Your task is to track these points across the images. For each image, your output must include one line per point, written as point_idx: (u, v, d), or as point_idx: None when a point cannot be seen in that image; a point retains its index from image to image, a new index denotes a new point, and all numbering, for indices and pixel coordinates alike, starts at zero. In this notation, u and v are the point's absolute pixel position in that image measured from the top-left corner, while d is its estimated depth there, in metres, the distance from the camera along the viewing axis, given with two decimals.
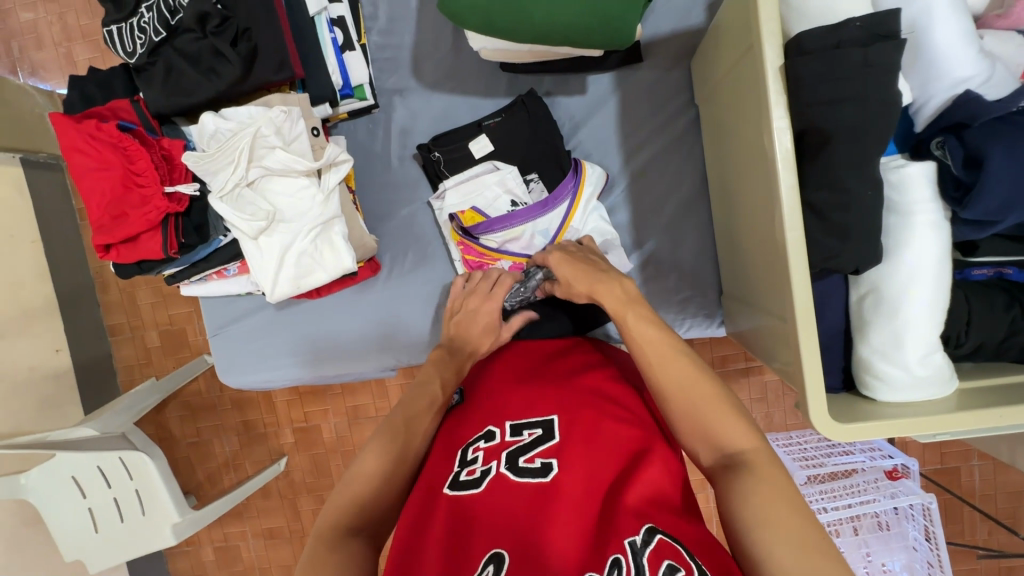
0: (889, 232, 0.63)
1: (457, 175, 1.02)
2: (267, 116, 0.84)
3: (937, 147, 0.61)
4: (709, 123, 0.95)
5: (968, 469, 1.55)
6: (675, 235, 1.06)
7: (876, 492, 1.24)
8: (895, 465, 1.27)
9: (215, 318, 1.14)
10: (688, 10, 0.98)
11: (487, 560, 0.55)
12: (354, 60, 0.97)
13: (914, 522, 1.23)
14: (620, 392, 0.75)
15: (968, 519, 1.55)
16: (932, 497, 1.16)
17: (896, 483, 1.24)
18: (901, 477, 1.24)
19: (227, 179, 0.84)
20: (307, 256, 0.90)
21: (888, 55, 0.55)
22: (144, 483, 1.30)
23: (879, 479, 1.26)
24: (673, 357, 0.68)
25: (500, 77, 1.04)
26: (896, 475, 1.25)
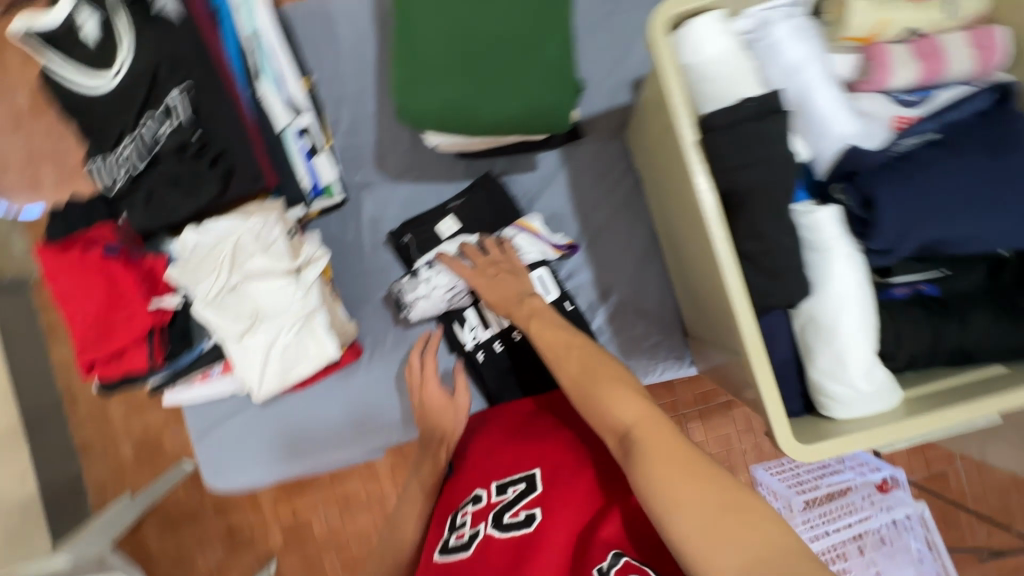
0: (812, 265, 0.72)
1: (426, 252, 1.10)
2: (245, 226, 0.89)
3: (838, 192, 0.72)
4: (649, 184, 1.06)
5: (955, 470, 1.61)
6: (636, 286, 1.14)
7: (872, 508, 1.28)
8: (884, 478, 1.33)
9: (198, 421, 1.14)
10: (616, 91, 1.12)
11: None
12: (321, 164, 1.05)
13: (913, 532, 1.25)
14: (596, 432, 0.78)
15: (964, 522, 1.59)
16: (923, 504, 1.24)
17: (888, 495, 1.30)
18: (891, 488, 1.30)
19: (211, 287, 0.88)
20: (292, 349, 0.94)
21: (779, 125, 0.66)
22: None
23: (872, 494, 1.30)
24: (586, 365, 0.75)
25: (458, 162, 1.14)
26: (886, 487, 1.31)
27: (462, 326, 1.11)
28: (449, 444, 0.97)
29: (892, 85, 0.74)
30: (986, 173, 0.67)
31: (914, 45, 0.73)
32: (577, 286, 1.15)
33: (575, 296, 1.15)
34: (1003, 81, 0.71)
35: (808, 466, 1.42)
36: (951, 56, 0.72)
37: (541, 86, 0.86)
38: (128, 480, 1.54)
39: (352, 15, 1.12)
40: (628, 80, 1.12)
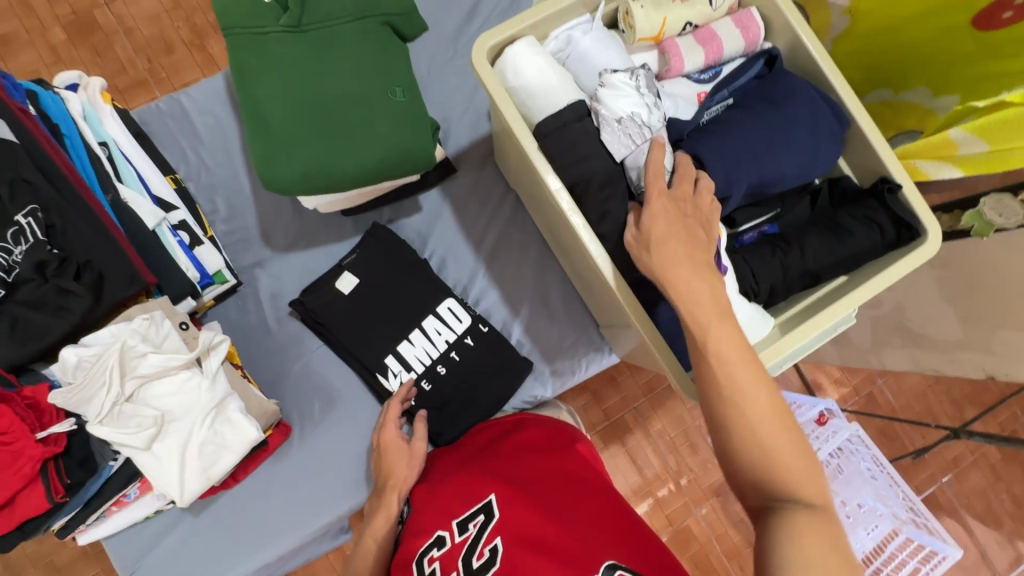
0: None
1: None
2: (130, 329, 0.85)
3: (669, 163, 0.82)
4: (526, 198, 1.14)
5: (878, 388, 1.76)
6: (542, 293, 1.21)
7: (819, 444, 1.39)
8: (820, 411, 1.42)
9: (124, 556, 1.04)
10: (475, 124, 1.21)
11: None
12: (205, 253, 1.05)
13: (859, 454, 1.37)
14: (550, 461, 0.87)
15: (895, 431, 1.74)
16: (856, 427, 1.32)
17: (827, 426, 1.39)
18: (828, 420, 1.39)
19: (102, 401, 0.83)
20: (209, 443, 0.90)
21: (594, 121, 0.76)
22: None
23: (814, 430, 1.41)
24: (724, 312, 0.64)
25: (346, 221, 1.18)
26: (824, 419, 1.40)
27: (386, 374, 1.11)
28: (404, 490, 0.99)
29: (687, 69, 0.88)
30: (773, 119, 0.80)
31: (695, 34, 0.87)
32: (488, 308, 1.19)
33: (488, 317, 1.19)
34: (768, 48, 0.85)
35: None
36: (725, 36, 0.86)
37: (397, 130, 0.92)
38: None
39: (207, 108, 1.16)
40: (484, 113, 1.22)
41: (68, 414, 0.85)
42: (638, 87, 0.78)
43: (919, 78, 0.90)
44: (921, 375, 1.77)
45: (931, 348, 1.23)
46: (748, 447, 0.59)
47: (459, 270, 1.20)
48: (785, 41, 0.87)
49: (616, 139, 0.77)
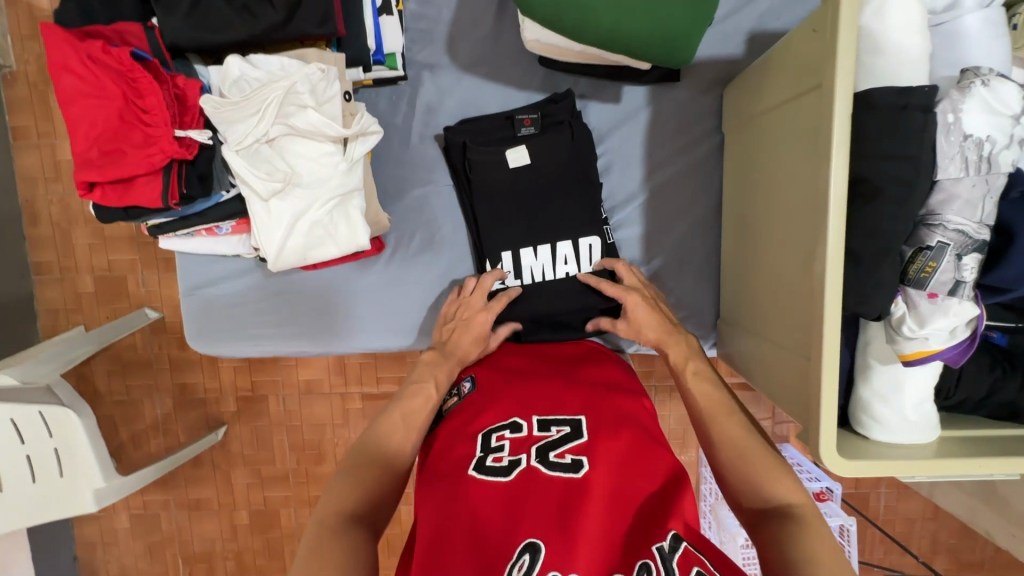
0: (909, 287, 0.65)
1: (233, 77, 0.76)
2: (302, 72, 0.76)
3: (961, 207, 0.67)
4: (735, 152, 0.98)
5: (876, 495, 1.70)
6: (682, 254, 1.08)
7: None
8: (821, 487, 1.40)
9: (190, 276, 1.05)
10: (729, 39, 1.00)
11: (522, 549, 0.62)
12: (390, 26, 0.92)
13: (828, 538, 1.38)
14: (647, 414, 0.80)
15: (870, 539, 1.72)
16: (851, 519, 1.31)
17: (821, 503, 1.38)
18: (825, 499, 1.38)
19: (246, 133, 0.77)
20: (320, 227, 0.84)
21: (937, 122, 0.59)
22: (68, 443, 1.12)
23: None
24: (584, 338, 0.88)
25: (536, 71, 1.02)
26: (823, 497, 1.38)
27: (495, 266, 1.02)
28: (463, 363, 0.95)
29: None
30: None
31: None
32: (623, 240, 1.08)
33: (619, 249, 1.08)
34: None
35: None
36: None
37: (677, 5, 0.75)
38: (83, 314, 1.55)
39: None
40: (744, 32, 1.00)
41: (207, 126, 0.78)
42: (1018, 113, 0.60)
43: None
44: (930, 504, 1.69)
45: (1008, 516, 1.15)
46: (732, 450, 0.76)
47: (618, 187, 1.07)
48: None
49: (948, 153, 0.60)
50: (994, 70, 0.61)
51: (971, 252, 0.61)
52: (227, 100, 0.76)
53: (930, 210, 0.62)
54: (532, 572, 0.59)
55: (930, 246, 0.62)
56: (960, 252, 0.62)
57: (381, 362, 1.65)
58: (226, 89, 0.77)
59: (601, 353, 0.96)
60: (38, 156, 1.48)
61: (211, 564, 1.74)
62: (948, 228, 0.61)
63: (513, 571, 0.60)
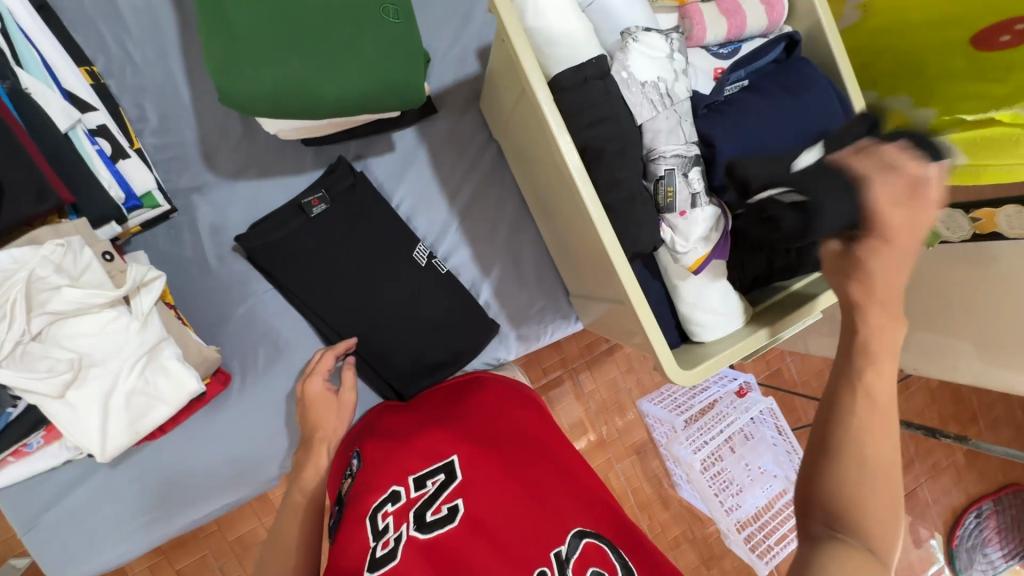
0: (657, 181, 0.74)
1: None
2: (39, 255, 0.71)
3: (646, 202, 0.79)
4: (510, 153, 1.07)
5: (785, 365, 1.91)
6: (514, 255, 1.16)
7: (735, 412, 1.48)
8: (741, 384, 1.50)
9: (23, 506, 0.92)
10: (462, 62, 1.10)
11: None
12: (131, 168, 0.88)
13: (767, 423, 1.49)
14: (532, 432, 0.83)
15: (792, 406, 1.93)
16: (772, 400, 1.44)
17: (746, 397, 1.49)
18: (747, 392, 1.48)
19: (0, 340, 0.69)
20: (138, 393, 0.79)
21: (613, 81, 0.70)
22: None
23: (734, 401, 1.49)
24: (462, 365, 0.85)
25: (305, 151, 1.04)
26: (743, 391, 1.50)
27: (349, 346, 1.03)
28: (348, 445, 0.94)
29: (707, 40, 0.83)
30: (790, 108, 0.78)
31: (719, 3, 0.82)
32: (458, 265, 1.13)
33: (458, 275, 1.13)
34: (791, 32, 0.81)
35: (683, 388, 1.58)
36: (748, 10, 0.82)
37: (387, 61, 0.81)
38: None
39: None
40: (472, 51, 1.10)
41: None
42: (670, 51, 0.72)
43: (904, 88, 0.96)
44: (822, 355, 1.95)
45: None
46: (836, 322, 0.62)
47: (430, 222, 1.11)
48: (804, 27, 0.84)
49: (637, 100, 0.71)
50: (640, 26, 0.73)
51: (692, 167, 0.73)
52: None
53: (649, 147, 0.73)
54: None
55: (662, 175, 0.73)
56: (685, 170, 0.72)
57: None
58: None
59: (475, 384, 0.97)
60: None
61: None
62: (666, 156, 0.72)
63: None
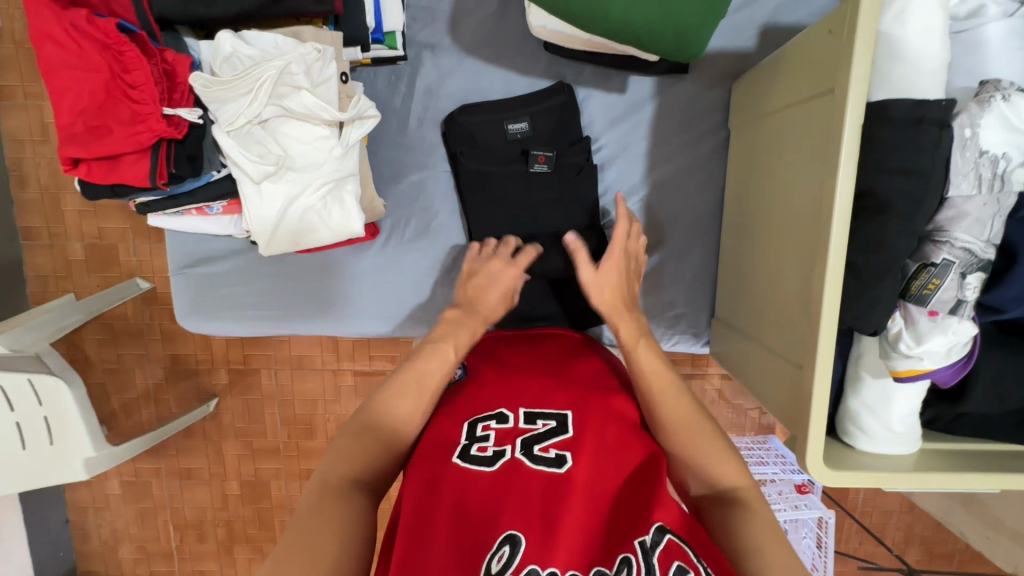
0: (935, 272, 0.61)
1: (225, 56, 0.73)
2: (298, 52, 0.74)
3: (921, 286, 0.62)
4: (738, 150, 0.96)
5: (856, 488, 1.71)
6: (681, 252, 1.07)
7: (783, 503, 1.37)
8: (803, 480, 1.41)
9: (180, 253, 1.04)
10: (741, 32, 0.97)
11: (502, 541, 0.61)
12: (389, 2, 0.88)
13: (810, 529, 1.40)
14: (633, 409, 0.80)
15: (846, 529, 1.76)
16: (831, 512, 1.33)
17: (803, 495, 1.39)
18: (807, 491, 1.38)
19: (238, 113, 0.74)
20: (313, 212, 0.82)
21: (946, 137, 0.58)
22: (57, 411, 1.12)
23: (789, 491, 1.39)
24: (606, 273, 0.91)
25: (541, 55, 0.99)
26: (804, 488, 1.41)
27: None
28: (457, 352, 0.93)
29: None
30: None
31: None
32: None
33: None
34: None
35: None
36: None
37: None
38: (74, 283, 1.53)
39: None
40: (757, 24, 0.97)
41: (197, 104, 0.76)
42: None
43: None
44: (909, 502, 1.73)
45: (984, 519, 1.18)
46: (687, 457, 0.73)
47: (618, 180, 1.05)
48: None
49: (962, 168, 0.58)
50: (1014, 85, 0.59)
51: (975, 271, 0.60)
52: (213, 81, 0.72)
53: (939, 226, 0.61)
54: (511, 563, 0.59)
55: (935, 262, 0.61)
56: (965, 270, 0.60)
57: (374, 340, 1.64)
58: (216, 68, 0.73)
59: (590, 347, 0.93)
60: (25, 118, 1.44)
61: (202, 531, 1.76)
62: (955, 246, 0.60)
63: (492, 563, 0.60)
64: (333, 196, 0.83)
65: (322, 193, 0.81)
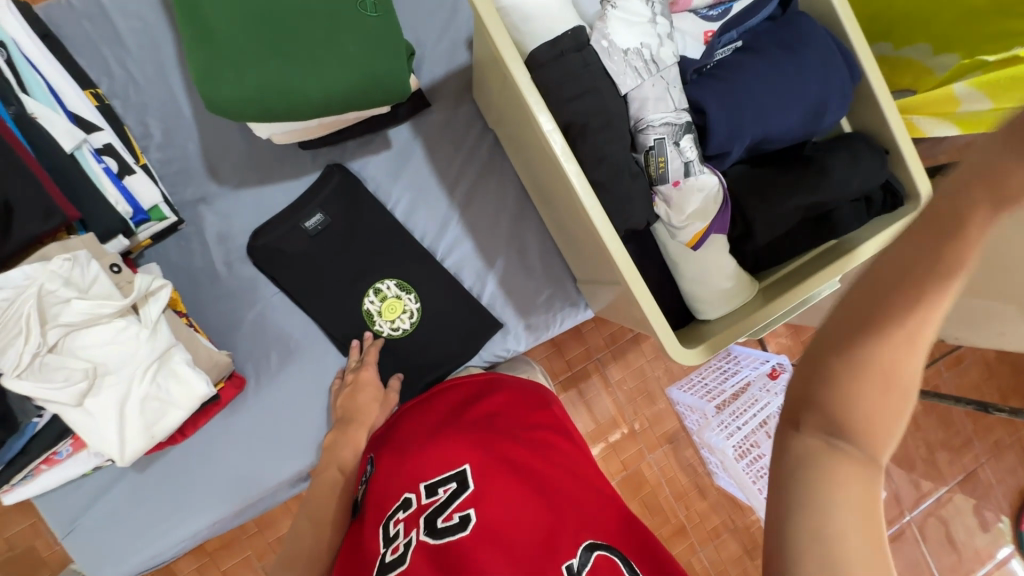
0: (655, 154, 0.71)
1: None
2: (48, 270, 0.74)
3: (655, 169, 0.72)
4: (506, 140, 1.06)
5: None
6: (517, 246, 1.14)
7: (768, 396, 1.40)
8: (772, 365, 1.43)
9: (62, 513, 0.97)
10: (453, 53, 1.09)
11: None
12: (138, 183, 0.91)
13: None
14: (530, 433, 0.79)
15: None
16: None
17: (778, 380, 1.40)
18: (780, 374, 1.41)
19: (18, 354, 0.72)
20: (152, 398, 0.82)
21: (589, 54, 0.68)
22: None
23: (767, 383, 1.42)
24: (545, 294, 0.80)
25: (302, 155, 1.06)
26: (777, 373, 1.41)
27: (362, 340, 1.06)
28: (371, 445, 0.91)
29: (695, 4, 0.80)
30: (785, 64, 0.74)
31: None
32: (461, 259, 1.12)
33: (459, 272, 1.12)
34: None
35: (712, 373, 1.55)
36: None
37: (367, 54, 0.81)
38: None
39: (135, 13, 0.98)
40: (461, 41, 1.09)
41: None
42: (652, 15, 0.70)
43: (922, 35, 0.88)
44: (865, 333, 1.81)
45: None
46: (867, 372, 0.40)
47: (430, 218, 1.11)
48: None
49: (619, 70, 0.69)
50: None
51: (683, 135, 0.70)
52: None
53: (636, 118, 0.71)
54: None
55: (652, 146, 0.70)
56: (676, 139, 0.70)
57: None
58: None
59: (481, 387, 0.92)
60: None
61: None
62: (656, 126, 0.70)
63: None
64: (166, 380, 0.83)
65: (149, 379, 0.81)
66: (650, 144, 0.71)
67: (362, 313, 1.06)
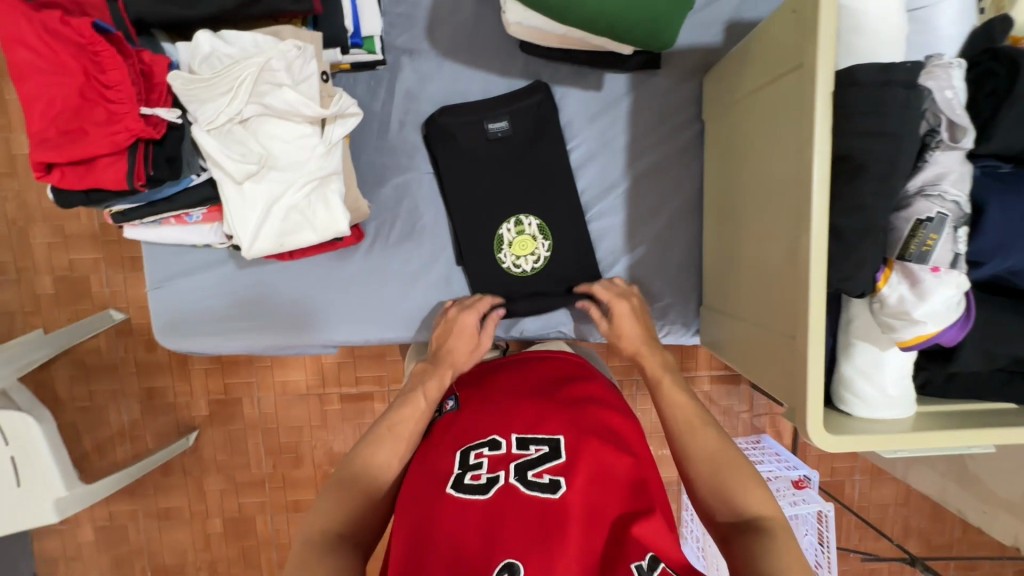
0: (931, 227, 0.62)
1: (203, 58, 0.75)
2: (278, 49, 0.75)
3: (923, 241, 0.63)
4: (714, 139, 0.99)
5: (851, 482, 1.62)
6: (663, 243, 1.09)
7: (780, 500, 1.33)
8: (799, 476, 1.36)
9: (161, 266, 1.01)
10: (708, 28, 1.01)
11: (500, 569, 0.58)
12: (366, 7, 0.89)
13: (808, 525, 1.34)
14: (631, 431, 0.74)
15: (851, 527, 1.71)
16: (830, 505, 1.27)
17: (800, 491, 1.33)
18: (804, 486, 1.33)
19: (218, 112, 0.74)
20: (297, 211, 0.81)
21: (910, 97, 0.61)
22: (25, 450, 1.09)
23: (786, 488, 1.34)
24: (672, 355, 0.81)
25: (517, 56, 1.02)
26: (802, 484, 1.34)
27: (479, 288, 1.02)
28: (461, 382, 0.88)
29: None
30: None
31: None
32: (605, 228, 1.08)
33: (597, 239, 1.08)
34: None
35: None
36: None
37: None
38: (42, 317, 1.45)
39: None
40: (722, 20, 1.01)
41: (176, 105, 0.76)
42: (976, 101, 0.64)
43: None
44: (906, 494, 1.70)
45: (981, 494, 1.13)
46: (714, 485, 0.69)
47: (598, 176, 1.07)
48: None
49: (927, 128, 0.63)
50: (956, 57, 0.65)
51: (962, 224, 0.63)
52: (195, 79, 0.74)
53: (928, 181, 0.64)
54: None
55: (930, 218, 0.62)
56: (956, 224, 0.62)
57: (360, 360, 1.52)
58: (199, 67, 0.75)
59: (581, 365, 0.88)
60: None
61: None
62: (945, 198, 0.63)
63: None
64: (313, 202, 0.82)
65: (304, 194, 0.80)
66: (930, 214, 0.62)
67: (495, 235, 1.03)
